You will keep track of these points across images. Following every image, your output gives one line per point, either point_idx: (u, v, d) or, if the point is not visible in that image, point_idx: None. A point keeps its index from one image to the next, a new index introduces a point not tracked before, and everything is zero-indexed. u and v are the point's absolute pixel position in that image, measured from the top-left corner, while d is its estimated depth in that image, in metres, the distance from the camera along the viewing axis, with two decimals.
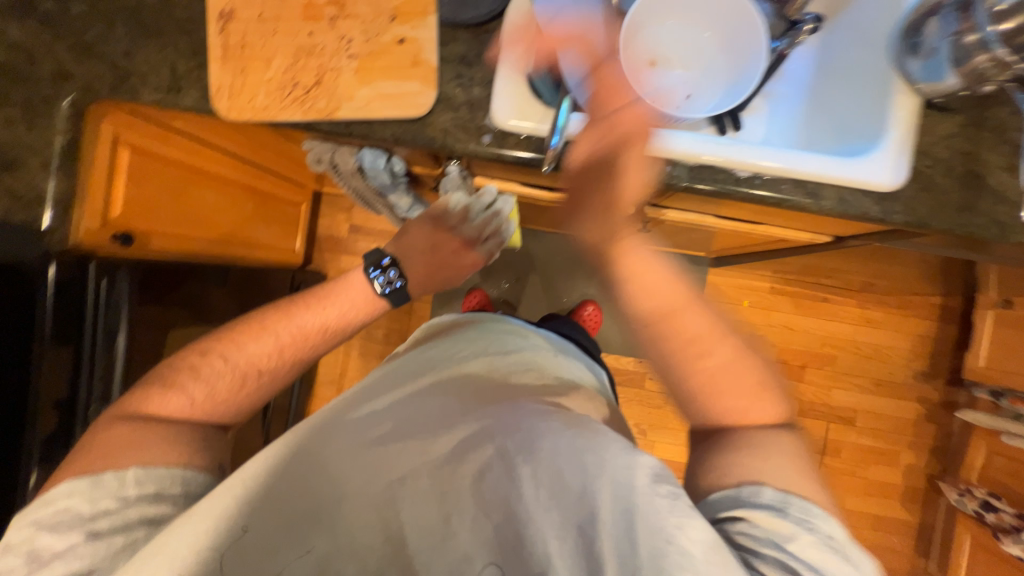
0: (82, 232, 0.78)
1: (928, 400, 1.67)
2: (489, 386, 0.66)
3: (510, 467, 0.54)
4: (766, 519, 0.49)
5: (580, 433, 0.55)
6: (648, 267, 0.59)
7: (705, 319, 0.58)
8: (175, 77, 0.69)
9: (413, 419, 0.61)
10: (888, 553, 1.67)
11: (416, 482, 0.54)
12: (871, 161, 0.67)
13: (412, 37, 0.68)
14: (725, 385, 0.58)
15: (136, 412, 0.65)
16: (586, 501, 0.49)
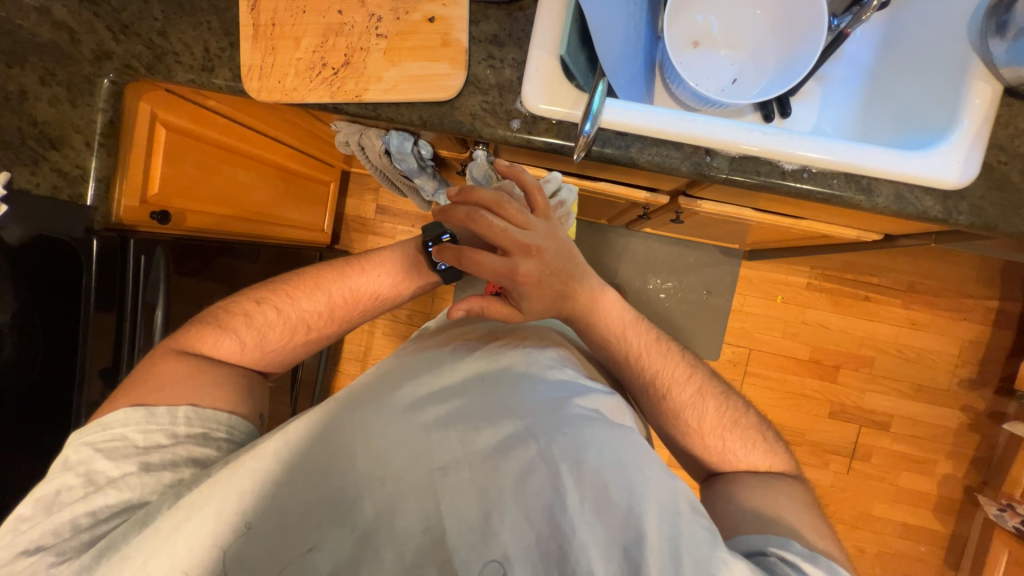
0: (123, 207, 0.82)
1: (973, 409, 1.57)
2: (527, 381, 0.64)
3: (555, 472, 0.53)
4: (804, 565, 0.54)
5: (625, 450, 0.58)
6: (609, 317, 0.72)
7: (662, 364, 0.73)
8: (207, 56, 0.69)
9: (452, 408, 0.59)
10: (915, 562, 1.62)
11: (456, 475, 0.52)
12: (940, 154, 0.61)
13: (443, 15, 0.65)
14: (697, 421, 0.72)
15: (193, 348, 0.69)
16: (634, 521, 0.52)
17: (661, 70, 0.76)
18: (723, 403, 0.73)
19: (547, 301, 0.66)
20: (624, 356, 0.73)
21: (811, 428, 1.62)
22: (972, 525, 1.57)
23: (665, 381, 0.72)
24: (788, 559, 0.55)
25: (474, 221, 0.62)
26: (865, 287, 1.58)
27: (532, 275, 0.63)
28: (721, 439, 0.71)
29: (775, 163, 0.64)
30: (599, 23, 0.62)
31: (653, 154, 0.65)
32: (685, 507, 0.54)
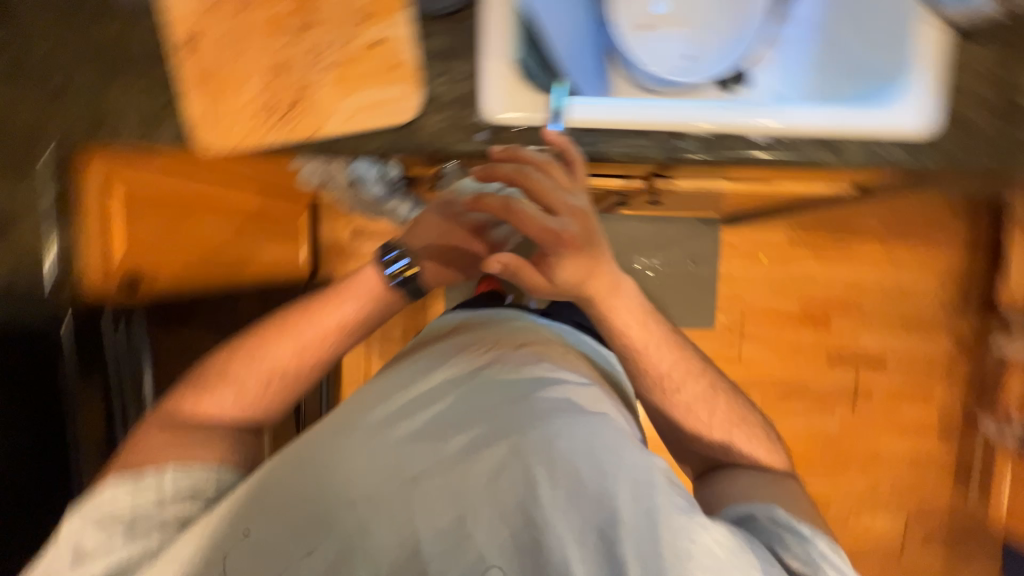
0: (88, 284, 0.79)
1: (960, 334, 1.63)
2: (502, 383, 0.62)
3: (528, 465, 0.52)
4: (789, 526, 0.60)
5: (599, 435, 0.56)
6: (624, 312, 0.69)
7: (675, 358, 0.73)
8: (150, 115, 0.66)
9: (423, 418, 0.58)
10: (926, 487, 1.68)
11: (427, 482, 0.52)
12: (898, 105, 0.61)
13: (388, 37, 0.63)
14: (704, 416, 0.73)
15: (175, 416, 0.67)
16: (610, 502, 0.51)
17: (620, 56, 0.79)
18: (734, 401, 0.74)
19: (579, 274, 0.64)
20: (640, 348, 0.71)
21: (811, 378, 1.66)
22: (975, 444, 1.64)
23: (673, 377, 0.72)
24: (777, 518, 0.62)
25: (525, 176, 0.59)
26: (843, 234, 1.61)
27: (576, 240, 0.61)
28: (729, 435, 0.73)
29: (743, 137, 0.64)
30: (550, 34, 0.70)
31: (622, 147, 0.64)
32: (662, 483, 0.53)
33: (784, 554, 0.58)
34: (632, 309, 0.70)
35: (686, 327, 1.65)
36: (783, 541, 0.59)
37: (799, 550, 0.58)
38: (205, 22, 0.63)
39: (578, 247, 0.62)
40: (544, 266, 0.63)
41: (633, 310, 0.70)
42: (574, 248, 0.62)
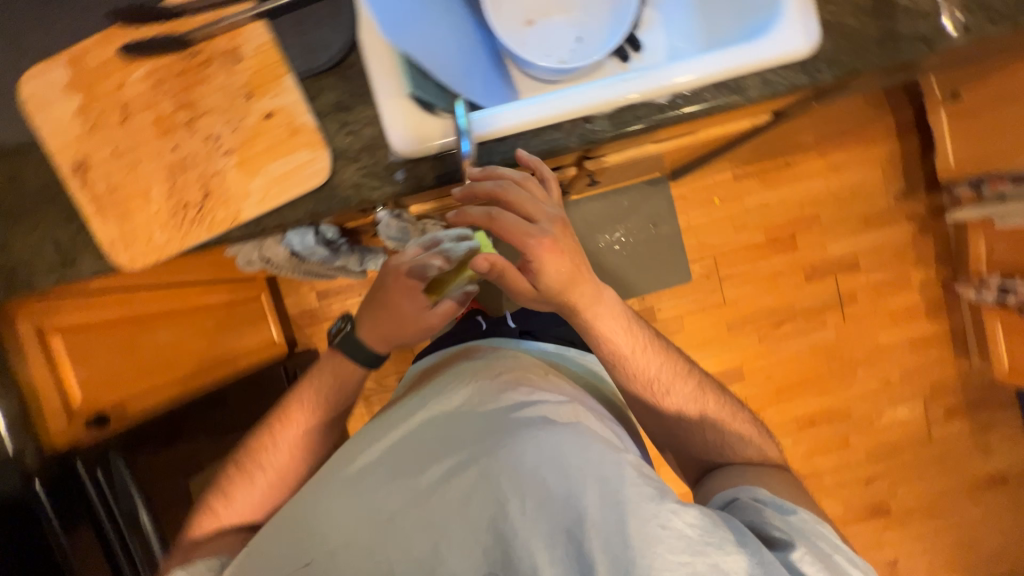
0: (51, 435, 0.74)
1: (917, 215, 1.68)
2: (475, 418, 0.65)
3: (498, 485, 0.57)
4: (771, 510, 0.62)
5: (563, 444, 0.59)
6: (606, 326, 0.72)
7: (662, 361, 0.76)
8: (63, 250, 0.64)
9: (399, 462, 0.63)
10: (931, 366, 1.74)
11: (408, 518, 0.57)
12: (782, 31, 0.63)
13: (279, 106, 0.61)
14: (694, 416, 0.77)
15: (186, 541, 0.72)
16: (574, 505, 0.54)
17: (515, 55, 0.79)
18: (721, 399, 0.79)
19: (564, 281, 0.64)
20: (629, 352, 0.74)
21: (796, 298, 1.70)
22: (962, 312, 1.70)
23: (660, 379, 0.76)
24: (760, 498, 0.65)
25: (505, 190, 0.60)
26: (783, 155, 1.65)
27: (559, 245, 0.61)
28: (720, 432, 0.77)
29: (650, 102, 0.65)
30: (439, 59, 0.69)
31: (539, 144, 0.65)
32: (627, 477, 0.56)
33: (767, 529, 0.60)
34: (612, 324, 0.72)
35: (666, 286, 1.67)
36: (762, 515, 0.62)
37: (782, 525, 0.60)
38: (90, 143, 0.61)
39: (562, 252, 0.62)
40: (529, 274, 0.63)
41: (615, 322, 0.72)
42: (556, 253, 0.61)
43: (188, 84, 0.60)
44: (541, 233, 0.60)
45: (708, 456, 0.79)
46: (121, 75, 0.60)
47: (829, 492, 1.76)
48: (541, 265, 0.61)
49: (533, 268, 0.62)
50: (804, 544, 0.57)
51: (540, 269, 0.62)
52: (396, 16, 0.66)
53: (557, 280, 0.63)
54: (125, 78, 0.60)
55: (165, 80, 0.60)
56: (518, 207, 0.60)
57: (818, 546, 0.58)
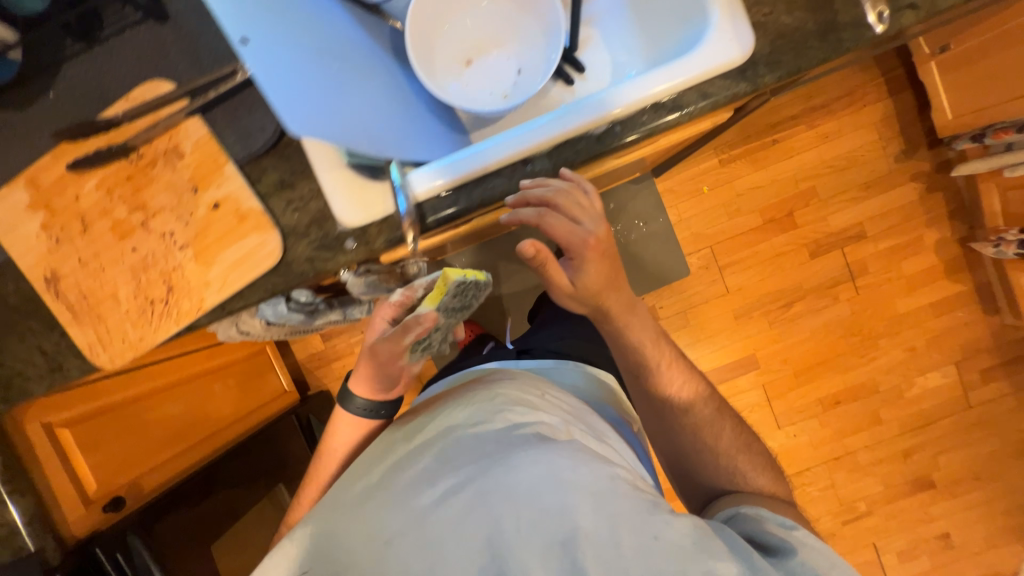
0: (71, 525, 0.79)
1: (924, 172, 1.59)
2: (470, 438, 0.62)
3: (493, 504, 0.54)
4: (773, 523, 0.59)
5: (559, 457, 0.56)
6: (636, 333, 0.74)
7: (685, 377, 0.77)
8: (49, 357, 0.67)
9: (396, 482, 0.61)
10: (961, 328, 1.64)
11: (405, 541, 0.54)
12: (710, 42, 0.60)
13: (224, 195, 0.63)
14: (710, 437, 0.74)
15: None
16: (569, 519, 0.52)
17: (465, 101, 0.77)
18: (738, 431, 0.75)
19: (603, 278, 0.67)
20: (655, 365, 0.75)
21: (804, 277, 1.63)
22: (987, 267, 1.59)
23: (684, 394, 0.76)
24: (765, 515, 0.61)
25: (556, 194, 0.62)
26: (769, 132, 1.60)
27: (602, 248, 0.65)
28: (732, 458, 0.72)
29: (586, 134, 0.64)
30: (373, 136, 0.61)
31: (482, 193, 0.64)
32: (618, 488, 0.55)
33: (765, 538, 0.57)
34: (638, 331, 0.74)
35: (665, 283, 1.64)
36: (762, 526, 0.59)
37: (783, 538, 0.56)
38: (57, 255, 0.64)
39: (602, 254, 0.66)
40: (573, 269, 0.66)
41: (643, 331, 0.75)
42: (599, 252, 0.65)
43: (137, 187, 0.63)
44: (586, 233, 0.64)
45: (717, 487, 0.71)
46: (75, 187, 0.63)
47: (867, 472, 1.69)
48: (584, 261, 0.65)
49: (577, 263, 0.66)
50: (805, 552, 0.54)
51: (583, 263, 0.65)
52: (318, 100, 0.53)
53: (598, 277, 0.67)
54: (80, 189, 0.63)
55: (117, 186, 0.63)
56: (565, 209, 0.63)
57: (823, 561, 0.54)
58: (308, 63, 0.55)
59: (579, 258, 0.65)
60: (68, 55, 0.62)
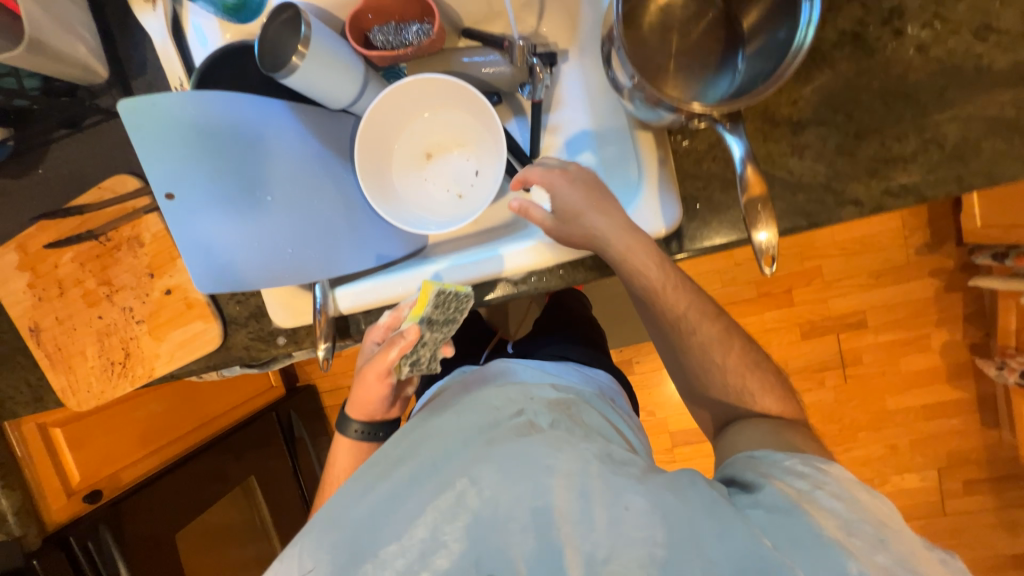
0: (52, 513, 0.95)
1: (946, 269, 1.47)
2: (452, 415, 0.58)
3: (473, 506, 0.49)
4: (766, 460, 0.50)
5: (530, 444, 0.51)
6: (638, 249, 0.58)
7: (688, 295, 0.61)
8: (34, 389, 0.78)
9: (380, 473, 0.54)
10: (951, 436, 1.56)
11: (387, 553, 0.48)
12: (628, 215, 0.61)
13: (176, 284, 0.70)
14: (724, 357, 0.61)
15: None
16: (546, 507, 0.48)
17: (421, 203, 0.78)
18: (748, 353, 0.61)
19: (591, 203, 0.59)
20: (658, 291, 0.60)
21: (791, 356, 1.58)
22: (993, 380, 1.50)
23: (686, 319, 0.61)
24: (757, 455, 0.52)
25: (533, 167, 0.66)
26: None
27: (570, 175, 0.60)
28: (742, 376, 0.61)
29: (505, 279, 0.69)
30: (299, 259, 0.63)
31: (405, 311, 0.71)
32: (597, 467, 0.49)
33: (744, 477, 0.49)
34: (646, 245, 0.58)
35: None
36: (748, 467, 0.50)
37: (765, 474, 0.48)
38: (38, 312, 0.73)
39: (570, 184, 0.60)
40: (558, 201, 0.60)
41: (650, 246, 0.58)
42: (565, 179, 0.60)
43: (104, 265, 0.70)
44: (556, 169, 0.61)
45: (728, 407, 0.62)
46: (54, 257, 0.71)
47: None
48: (565, 196, 0.59)
49: (558, 197, 0.59)
50: (777, 482, 0.46)
51: (561, 189, 0.59)
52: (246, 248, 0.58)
53: (587, 204, 0.59)
54: (58, 260, 0.71)
55: (88, 261, 0.71)
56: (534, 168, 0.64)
57: (803, 493, 0.45)
58: (235, 200, 0.57)
59: (557, 189, 0.60)
60: (52, 137, 0.68)
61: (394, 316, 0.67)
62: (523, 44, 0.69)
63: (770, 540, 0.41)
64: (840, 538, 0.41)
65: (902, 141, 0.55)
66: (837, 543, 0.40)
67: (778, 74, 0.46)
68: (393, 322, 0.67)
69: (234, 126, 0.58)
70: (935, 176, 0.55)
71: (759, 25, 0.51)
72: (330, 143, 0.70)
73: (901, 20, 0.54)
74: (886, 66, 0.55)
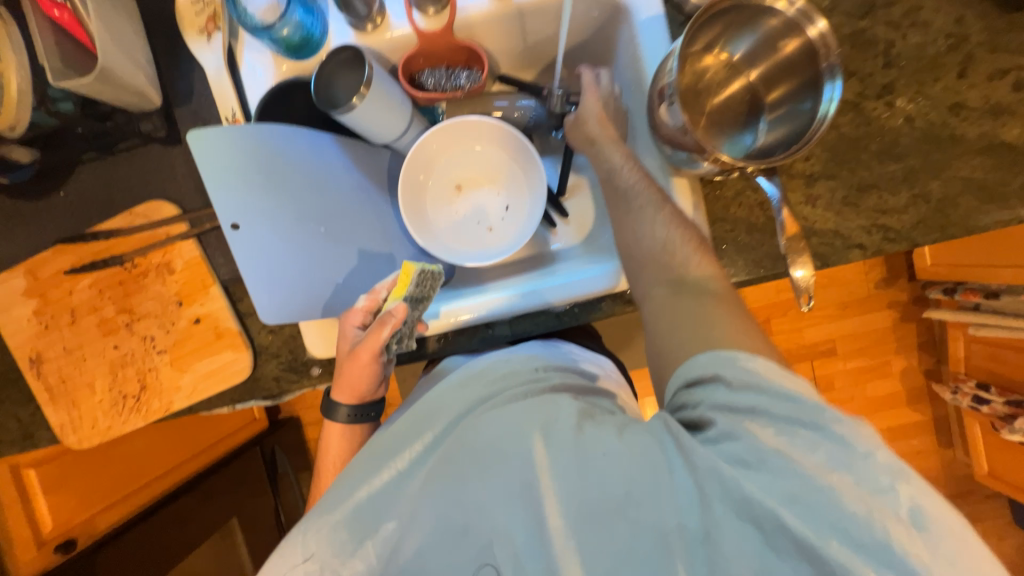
0: (19, 567, 0.88)
1: (901, 302, 1.63)
2: (442, 393, 0.54)
3: (458, 470, 0.45)
4: (746, 396, 0.42)
5: (515, 407, 0.48)
6: (608, 131, 0.65)
7: (638, 172, 0.61)
8: (23, 426, 0.71)
9: (372, 453, 0.51)
10: (914, 456, 1.69)
11: (386, 530, 0.46)
12: None
13: (206, 312, 0.68)
14: (666, 242, 0.56)
15: None
16: (525, 467, 0.43)
17: (453, 234, 0.80)
18: (674, 210, 0.58)
19: (609, 104, 0.67)
20: (615, 167, 0.62)
21: None
22: (945, 402, 1.65)
23: (628, 184, 0.60)
24: (693, 383, 0.45)
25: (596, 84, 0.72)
26: None
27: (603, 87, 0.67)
28: (675, 252, 0.55)
29: (548, 311, 0.70)
30: (348, 292, 0.64)
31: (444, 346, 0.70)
32: (577, 420, 0.45)
33: (693, 415, 0.44)
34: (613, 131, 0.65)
35: None
36: (722, 386, 0.43)
37: (712, 404, 0.43)
38: (44, 341, 0.69)
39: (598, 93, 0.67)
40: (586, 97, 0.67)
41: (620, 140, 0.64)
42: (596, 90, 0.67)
43: (126, 292, 0.67)
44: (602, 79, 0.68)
45: (658, 265, 0.55)
46: (69, 284, 0.68)
47: None
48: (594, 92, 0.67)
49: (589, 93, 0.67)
50: (753, 430, 0.40)
51: (593, 90, 0.67)
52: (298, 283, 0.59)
53: (605, 100, 0.66)
54: (74, 286, 0.68)
55: (108, 288, 0.67)
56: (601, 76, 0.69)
57: (754, 415, 0.41)
58: (290, 234, 0.58)
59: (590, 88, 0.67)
60: (80, 160, 0.66)
61: (372, 297, 0.61)
62: (561, 94, 0.74)
63: (727, 464, 0.39)
64: (784, 447, 0.38)
65: (896, 195, 0.64)
66: (781, 452, 0.38)
67: (805, 139, 0.53)
68: (370, 304, 0.61)
69: (288, 159, 0.59)
70: (924, 225, 0.64)
71: (783, 98, 0.59)
72: (372, 176, 0.72)
73: (891, 95, 0.64)
74: (881, 131, 0.64)
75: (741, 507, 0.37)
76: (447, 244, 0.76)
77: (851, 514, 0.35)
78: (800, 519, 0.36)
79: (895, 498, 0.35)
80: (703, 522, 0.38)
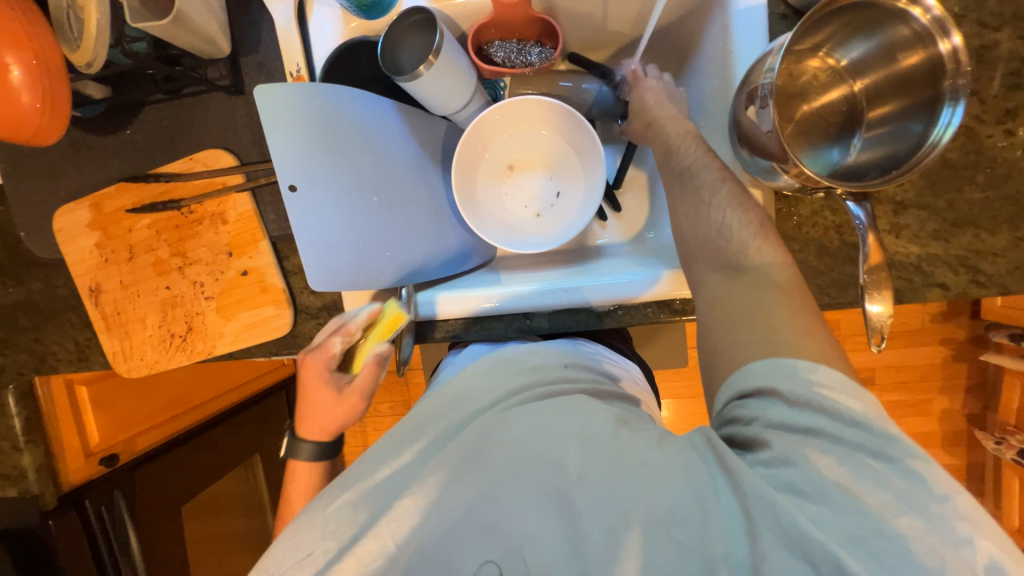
0: (68, 476, 0.90)
1: (957, 340, 1.52)
2: (470, 379, 0.54)
3: (487, 458, 0.44)
4: (804, 419, 0.40)
5: (549, 408, 0.47)
6: (669, 113, 0.62)
7: (699, 149, 0.56)
8: (80, 348, 0.76)
9: (399, 433, 0.51)
10: None
11: (401, 507, 0.44)
12: None
13: (253, 266, 0.69)
14: (739, 224, 0.50)
15: None
16: (561, 465, 0.42)
17: (501, 217, 0.78)
18: (735, 189, 0.53)
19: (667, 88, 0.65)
20: (676, 147, 0.58)
21: None
22: (984, 450, 1.57)
23: (694, 164, 0.55)
24: (747, 395, 0.42)
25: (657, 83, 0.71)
26: None
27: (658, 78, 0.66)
28: (741, 234, 0.49)
29: (589, 309, 0.68)
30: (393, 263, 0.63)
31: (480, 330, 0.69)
32: (612, 427, 0.44)
33: (744, 432, 0.41)
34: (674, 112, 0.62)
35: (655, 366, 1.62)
36: (781, 406, 0.40)
37: (768, 422, 0.40)
38: (103, 273, 0.72)
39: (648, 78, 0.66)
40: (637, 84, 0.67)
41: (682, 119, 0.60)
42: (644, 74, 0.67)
43: (182, 237, 0.69)
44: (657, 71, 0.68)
45: (714, 253, 0.50)
46: (129, 222, 0.70)
47: None
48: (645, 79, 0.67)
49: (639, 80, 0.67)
50: (815, 458, 0.38)
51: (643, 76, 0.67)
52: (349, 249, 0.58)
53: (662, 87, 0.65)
54: (134, 224, 0.70)
55: (165, 230, 0.69)
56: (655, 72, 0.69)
57: (816, 440, 0.39)
58: (346, 201, 0.57)
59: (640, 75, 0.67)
60: (147, 100, 0.67)
61: (345, 341, 0.63)
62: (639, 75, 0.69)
63: (778, 493, 0.38)
64: (845, 481, 0.37)
65: (996, 236, 0.58)
66: (841, 487, 0.37)
67: (909, 165, 0.47)
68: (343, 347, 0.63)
69: (348, 123, 0.58)
70: (1019, 271, 0.58)
71: (888, 117, 0.53)
72: (428, 148, 0.70)
73: (1014, 122, 0.57)
74: (992, 162, 0.57)
75: (793, 541, 0.36)
76: (495, 225, 0.74)
77: (917, 560, 0.34)
78: (859, 562, 0.35)
79: (970, 552, 0.34)
80: (752, 551, 0.37)
